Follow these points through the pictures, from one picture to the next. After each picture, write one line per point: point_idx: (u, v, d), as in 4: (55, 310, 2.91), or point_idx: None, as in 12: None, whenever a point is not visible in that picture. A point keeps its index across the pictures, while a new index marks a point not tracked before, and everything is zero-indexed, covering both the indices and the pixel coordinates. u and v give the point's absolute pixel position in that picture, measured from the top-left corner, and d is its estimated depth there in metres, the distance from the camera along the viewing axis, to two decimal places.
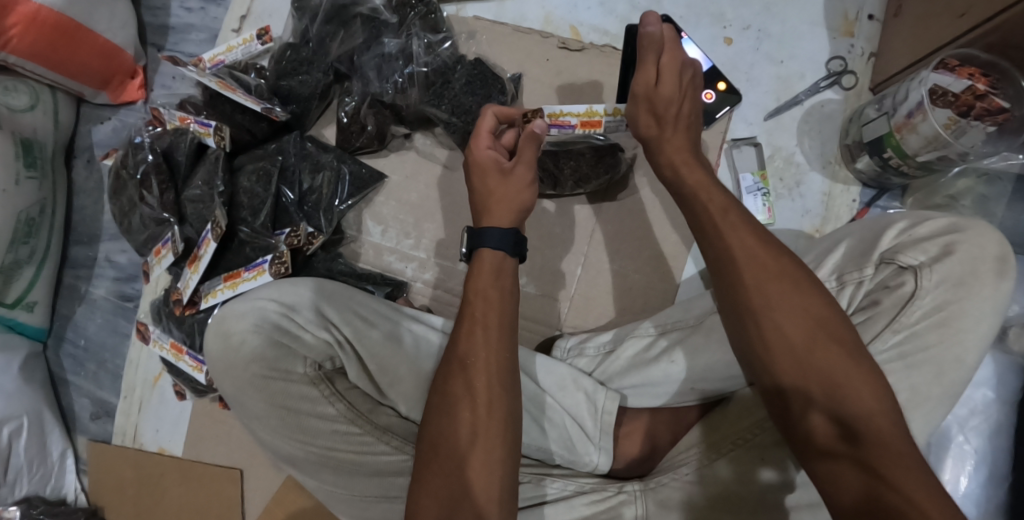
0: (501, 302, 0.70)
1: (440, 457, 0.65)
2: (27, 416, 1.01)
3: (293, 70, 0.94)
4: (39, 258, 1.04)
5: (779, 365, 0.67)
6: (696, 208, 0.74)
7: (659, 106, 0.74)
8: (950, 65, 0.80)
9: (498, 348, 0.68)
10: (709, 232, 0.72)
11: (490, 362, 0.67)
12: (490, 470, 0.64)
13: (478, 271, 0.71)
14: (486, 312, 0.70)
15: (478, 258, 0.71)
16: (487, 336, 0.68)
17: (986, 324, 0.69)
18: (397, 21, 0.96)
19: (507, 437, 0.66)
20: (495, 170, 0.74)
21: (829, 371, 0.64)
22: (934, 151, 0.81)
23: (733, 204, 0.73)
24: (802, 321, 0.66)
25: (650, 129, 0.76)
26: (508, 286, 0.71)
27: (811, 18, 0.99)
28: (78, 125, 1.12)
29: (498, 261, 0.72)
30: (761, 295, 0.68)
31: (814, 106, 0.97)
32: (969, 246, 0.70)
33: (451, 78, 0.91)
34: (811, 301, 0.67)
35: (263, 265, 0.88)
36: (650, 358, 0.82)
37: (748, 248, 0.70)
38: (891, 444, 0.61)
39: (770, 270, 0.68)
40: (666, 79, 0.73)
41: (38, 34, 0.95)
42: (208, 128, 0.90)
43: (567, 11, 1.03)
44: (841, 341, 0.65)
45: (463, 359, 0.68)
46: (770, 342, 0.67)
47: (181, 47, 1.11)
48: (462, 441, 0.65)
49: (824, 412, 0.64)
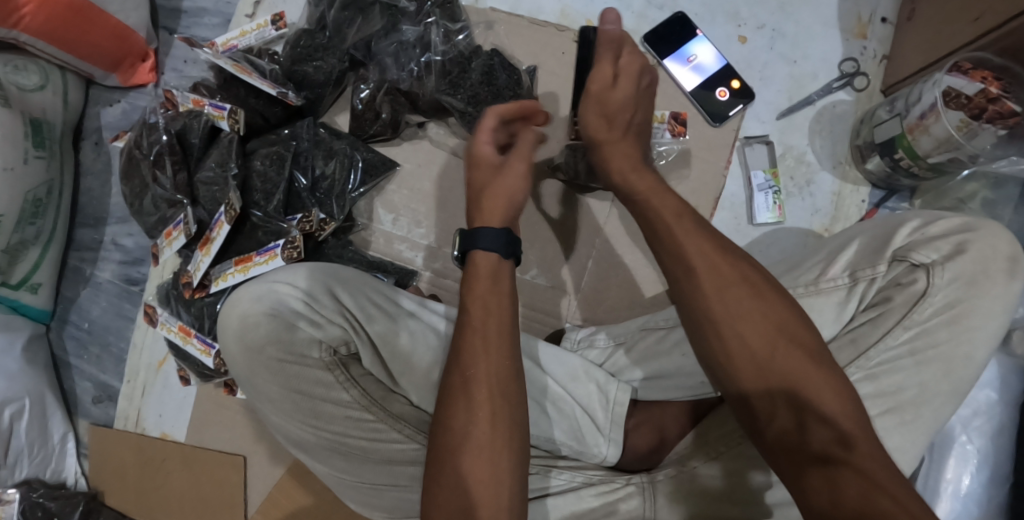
0: (500, 307, 0.70)
1: (446, 470, 0.64)
2: (28, 398, 1.00)
3: (309, 55, 0.94)
4: (44, 239, 1.04)
5: (740, 371, 0.66)
6: (647, 213, 0.75)
7: (610, 106, 0.80)
8: (963, 68, 0.81)
9: (499, 357, 0.68)
10: (664, 238, 0.72)
11: (490, 373, 0.67)
12: (497, 481, 0.64)
13: (476, 276, 0.72)
14: (485, 321, 0.70)
15: (471, 260, 0.72)
16: (488, 346, 0.68)
17: (996, 323, 0.71)
18: (415, 8, 0.96)
19: (514, 448, 0.66)
20: (491, 167, 0.78)
21: (791, 374, 0.64)
22: (946, 152, 0.82)
23: (687, 212, 0.73)
24: (761, 327, 0.66)
25: (601, 132, 0.80)
26: (506, 289, 0.72)
27: (824, 19, 1.00)
28: (87, 107, 1.12)
29: (498, 264, 0.73)
30: (716, 303, 0.68)
31: (826, 106, 0.98)
32: (981, 246, 0.71)
33: (469, 68, 0.93)
34: (769, 305, 0.67)
35: (275, 250, 0.89)
36: (664, 351, 0.83)
37: (704, 255, 0.70)
38: (863, 447, 0.60)
39: (726, 277, 0.68)
40: (619, 82, 0.80)
41: (51, 13, 0.94)
42: (222, 111, 0.90)
43: (583, 5, 1.03)
44: (803, 345, 0.65)
45: (464, 370, 0.67)
46: (731, 349, 0.67)
47: (193, 31, 1.10)
48: (462, 447, 0.65)
49: (793, 417, 0.63)
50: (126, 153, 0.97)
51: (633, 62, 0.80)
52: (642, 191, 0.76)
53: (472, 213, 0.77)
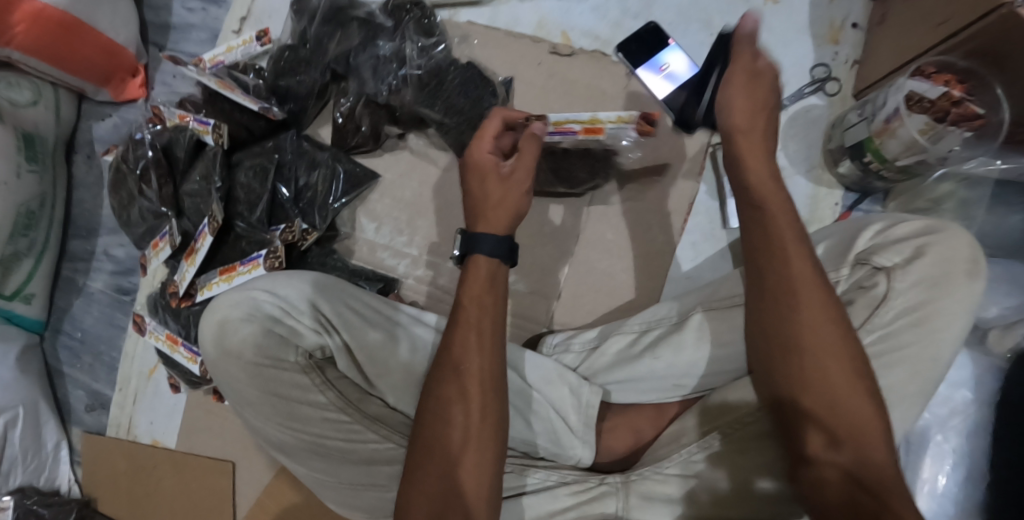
0: (495, 306, 0.71)
1: (432, 459, 0.66)
2: (22, 406, 1.02)
3: (292, 69, 0.97)
4: (38, 250, 1.06)
5: (811, 404, 0.66)
6: (766, 225, 0.71)
7: (752, 97, 0.70)
8: (926, 73, 0.84)
9: (492, 355, 0.69)
10: (772, 258, 0.70)
11: (482, 370, 0.68)
12: (480, 472, 0.66)
13: (473, 278, 0.71)
14: (481, 319, 0.70)
15: (473, 262, 0.71)
16: (481, 343, 0.69)
17: (960, 324, 0.71)
18: (391, 25, 0.98)
19: (498, 442, 0.68)
20: (493, 172, 0.73)
21: (857, 417, 0.65)
22: (913, 156, 0.84)
23: (803, 235, 0.71)
24: (843, 364, 0.66)
25: (738, 125, 0.71)
26: (501, 293, 0.72)
27: (797, 25, 1.01)
28: (79, 121, 1.14)
29: (494, 269, 0.72)
30: (811, 331, 0.67)
31: (800, 110, 1.00)
32: (942, 248, 0.72)
33: (445, 79, 0.95)
34: (850, 340, 0.67)
35: (257, 259, 0.91)
36: (635, 355, 0.85)
37: (809, 282, 0.68)
38: (886, 475, 0.62)
39: (826, 309, 0.67)
40: (760, 77, 0.71)
41: (42, 30, 0.97)
42: (208, 126, 0.93)
43: (560, 16, 1.05)
44: (872, 390, 0.66)
45: (458, 366, 0.68)
46: (811, 379, 0.67)
47: (181, 46, 1.13)
48: (452, 441, 0.66)
49: (824, 436, 0.65)
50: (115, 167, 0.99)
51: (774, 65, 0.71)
52: (771, 200, 0.71)
53: (473, 221, 0.74)
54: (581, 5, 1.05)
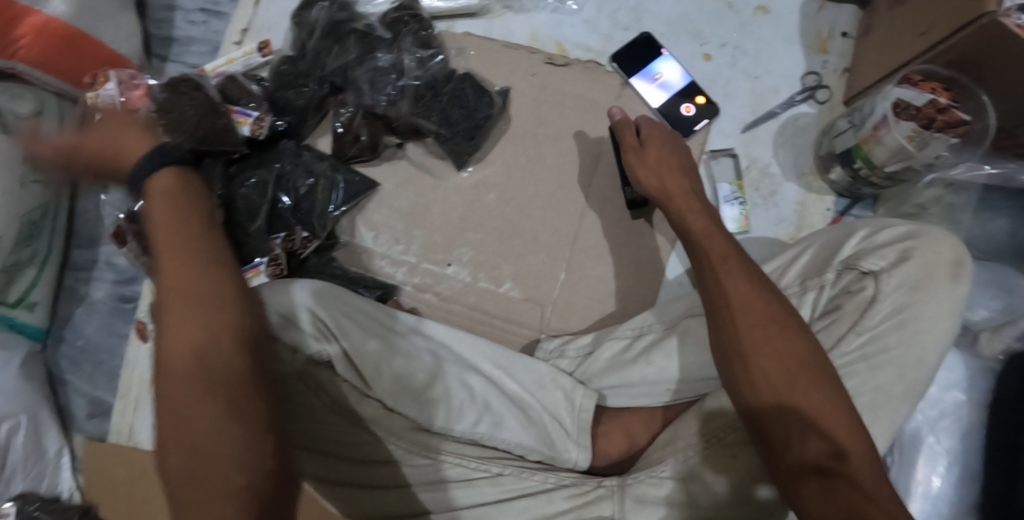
0: (183, 226, 0.77)
1: (177, 385, 0.66)
2: (24, 414, 1.04)
3: (291, 81, 0.99)
4: (41, 259, 1.08)
5: (761, 405, 0.68)
6: (699, 253, 0.77)
7: (653, 155, 0.85)
8: (913, 81, 0.85)
9: (196, 270, 0.73)
10: (706, 278, 0.75)
11: (187, 284, 0.71)
12: (219, 387, 0.66)
13: (155, 203, 0.80)
14: (167, 238, 0.76)
15: (148, 188, 0.82)
16: (179, 262, 0.73)
17: (944, 326, 0.74)
18: (390, 37, 1.00)
19: (232, 355, 0.69)
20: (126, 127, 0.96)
21: (807, 409, 0.66)
22: (900, 162, 0.85)
23: (733, 251, 0.75)
24: (782, 365, 0.68)
25: (652, 182, 0.84)
26: (184, 201, 0.80)
27: (786, 35, 1.04)
28: (82, 132, 1.16)
29: (164, 185, 0.82)
30: (747, 337, 0.70)
31: (790, 118, 1.01)
32: (926, 252, 0.75)
33: (441, 90, 0.98)
34: (792, 340, 0.69)
35: (259, 267, 0.95)
36: (630, 360, 0.87)
37: (742, 295, 0.72)
38: (849, 458, 0.64)
39: (760, 316, 0.70)
40: (648, 143, 0.86)
41: (47, 43, 0.99)
42: (249, 118, 0.95)
43: (553, 28, 1.08)
44: (821, 384, 0.67)
45: (166, 289, 0.71)
46: (757, 385, 0.69)
47: (183, 59, 1.15)
48: (186, 363, 0.67)
49: (797, 438, 0.66)
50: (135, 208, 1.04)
51: (662, 132, 0.86)
52: (698, 233, 0.78)
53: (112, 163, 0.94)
54: (574, 17, 1.07)
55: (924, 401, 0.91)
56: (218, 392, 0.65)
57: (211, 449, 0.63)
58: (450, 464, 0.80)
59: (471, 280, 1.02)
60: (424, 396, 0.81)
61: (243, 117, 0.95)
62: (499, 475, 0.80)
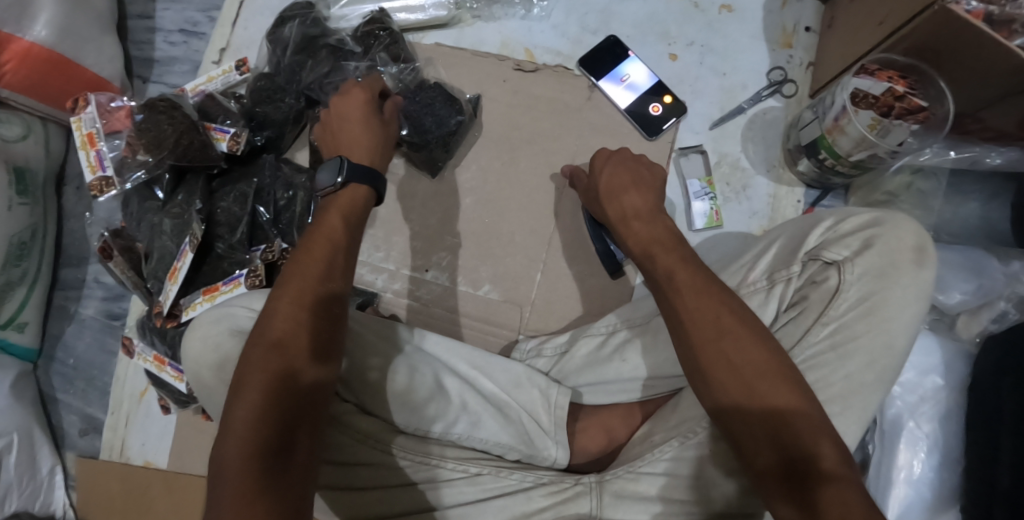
0: (340, 243, 0.74)
1: (259, 405, 0.63)
2: (17, 433, 1.05)
3: (269, 97, 1.01)
4: (30, 279, 1.10)
5: (732, 410, 0.65)
6: (650, 271, 0.73)
7: (619, 175, 0.84)
8: (870, 70, 0.87)
9: (309, 302, 0.69)
10: (666, 291, 0.70)
11: (295, 313, 0.68)
12: (303, 432, 0.64)
13: (338, 200, 0.77)
14: (317, 255, 0.72)
15: (344, 189, 0.78)
16: (304, 282, 0.70)
17: (911, 311, 0.74)
18: (361, 50, 1.02)
19: (312, 398, 0.66)
20: (369, 108, 0.85)
21: (781, 414, 0.64)
22: (865, 151, 0.86)
23: (689, 258, 0.72)
24: (751, 371, 0.65)
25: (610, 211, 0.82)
26: (354, 223, 0.77)
27: (751, 32, 1.05)
28: (68, 154, 1.18)
29: (363, 199, 0.79)
30: (713, 347, 0.66)
31: (758, 113, 1.03)
32: (888, 239, 0.76)
33: (414, 98, 0.99)
34: (762, 346, 0.66)
35: (239, 278, 0.94)
36: (604, 357, 0.89)
37: (700, 308, 0.67)
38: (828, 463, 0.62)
39: (722, 323, 0.66)
40: (624, 164, 0.85)
41: (32, 68, 1.02)
42: (226, 134, 0.97)
43: (523, 34, 1.09)
44: (795, 389, 0.65)
45: (274, 305, 0.69)
46: (731, 392, 0.65)
47: (165, 79, 1.18)
48: (277, 388, 0.64)
49: (773, 448, 0.64)
50: (121, 226, 1.05)
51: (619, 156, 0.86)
52: (653, 246, 0.75)
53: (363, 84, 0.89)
54: (543, 23, 1.09)
55: (902, 387, 0.92)
56: (298, 432, 0.64)
57: (289, 488, 0.60)
58: (438, 467, 0.79)
59: (451, 284, 1.04)
60: (420, 409, 0.80)
61: (221, 133, 0.97)
62: (478, 475, 0.79)
